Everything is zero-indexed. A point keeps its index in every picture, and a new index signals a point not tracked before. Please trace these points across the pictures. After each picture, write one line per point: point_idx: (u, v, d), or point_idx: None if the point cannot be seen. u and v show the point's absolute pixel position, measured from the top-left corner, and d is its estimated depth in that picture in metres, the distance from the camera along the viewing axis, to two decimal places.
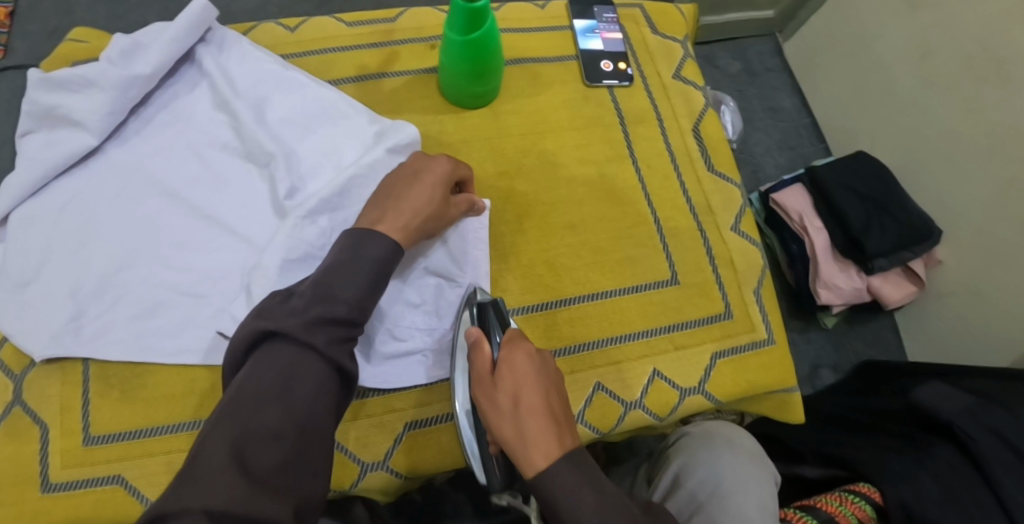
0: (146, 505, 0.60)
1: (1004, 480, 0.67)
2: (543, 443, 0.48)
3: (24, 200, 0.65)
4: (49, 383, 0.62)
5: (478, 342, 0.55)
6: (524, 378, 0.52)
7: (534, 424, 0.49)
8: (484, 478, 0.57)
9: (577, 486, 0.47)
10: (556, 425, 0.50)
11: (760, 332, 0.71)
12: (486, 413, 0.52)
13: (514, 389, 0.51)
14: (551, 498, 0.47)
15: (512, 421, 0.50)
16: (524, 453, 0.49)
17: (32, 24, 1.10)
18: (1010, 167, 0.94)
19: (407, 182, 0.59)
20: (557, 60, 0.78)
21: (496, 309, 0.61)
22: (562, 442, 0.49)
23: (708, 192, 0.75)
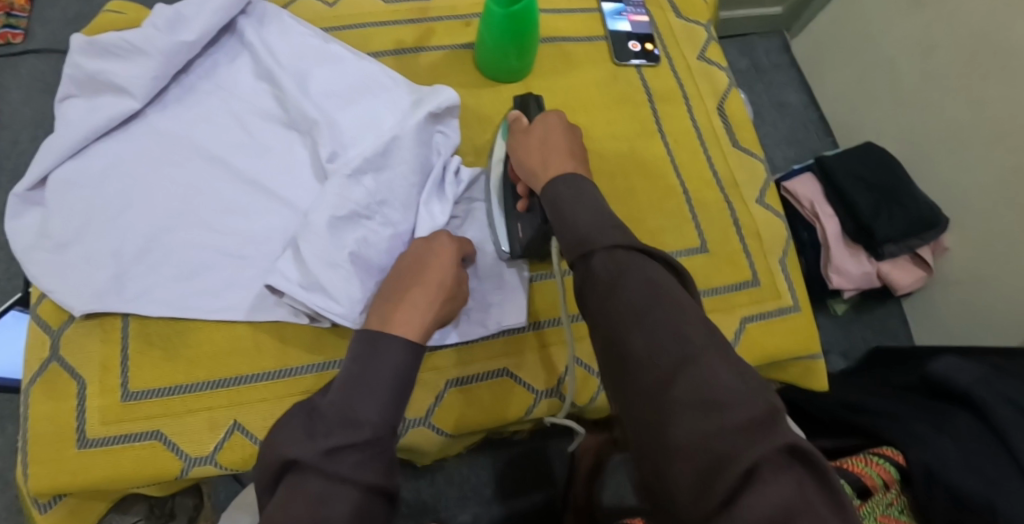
0: (185, 462, 0.59)
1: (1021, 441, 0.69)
2: (557, 165, 0.58)
3: (64, 161, 0.65)
4: (88, 340, 0.61)
5: (522, 117, 0.66)
6: (552, 129, 0.62)
7: (553, 156, 0.60)
8: (506, 246, 0.65)
9: (576, 189, 0.55)
10: (573, 161, 0.60)
11: (786, 300, 0.72)
12: (518, 156, 0.63)
13: (542, 140, 0.62)
14: (553, 196, 0.56)
15: (539, 155, 0.61)
16: (543, 171, 0.59)
17: (54, 11, 1.09)
18: (1015, 155, 0.97)
19: (409, 277, 0.58)
20: (586, 41, 0.79)
21: (537, 103, 0.69)
22: (575, 168, 0.59)
23: (733, 166, 0.76)
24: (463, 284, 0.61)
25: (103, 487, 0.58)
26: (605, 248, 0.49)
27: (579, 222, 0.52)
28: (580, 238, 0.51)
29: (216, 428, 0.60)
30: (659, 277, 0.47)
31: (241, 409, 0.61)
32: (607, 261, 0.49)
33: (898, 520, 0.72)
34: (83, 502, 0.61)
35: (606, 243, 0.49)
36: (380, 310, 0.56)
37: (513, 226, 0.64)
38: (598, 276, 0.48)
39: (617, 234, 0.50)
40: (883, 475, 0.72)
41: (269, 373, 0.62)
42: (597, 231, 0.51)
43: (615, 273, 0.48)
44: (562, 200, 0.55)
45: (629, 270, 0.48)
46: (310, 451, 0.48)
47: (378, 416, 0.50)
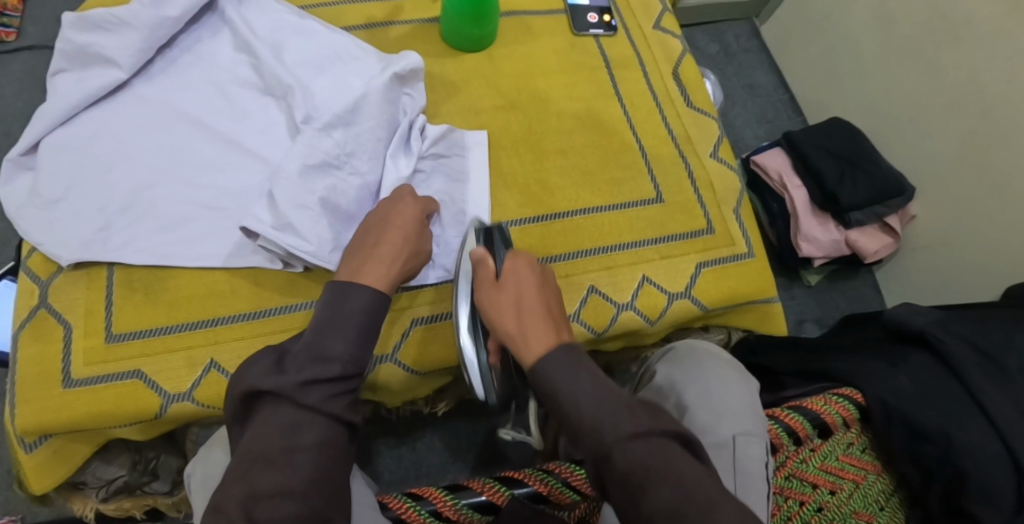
0: (164, 398, 0.63)
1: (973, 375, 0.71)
2: (541, 334, 0.55)
3: (56, 128, 0.70)
4: (75, 288, 0.66)
5: (485, 254, 0.61)
6: (525, 285, 0.59)
7: (533, 324, 0.56)
8: (481, 393, 0.60)
9: (571, 373, 0.52)
10: (553, 324, 0.57)
11: (740, 246, 0.76)
12: (488, 314, 0.58)
13: (517, 291, 0.58)
14: (548, 381, 0.52)
15: (514, 317, 0.56)
16: (525, 340, 0.55)
17: (43, 9, 1.16)
18: (973, 120, 1.01)
19: (378, 229, 0.63)
20: (546, 13, 0.83)
21: (501, 235, 0.67)
22: (559, 334, 0.56)
23: (687, 124, 0.80)
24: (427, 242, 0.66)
25: (87, 423, 0.62)
26: (620, 440, 0.47)
27: (585, 414, 0.50)
28: (590, 427, 0.49)
29: (193, 367, 0.64)
30: (678, 464, 0.45)
31: (217, 348, 0.64)
32: (627, 453, 0.46)
33: (857, 459, 0.68)
34: (68, 444, 0.64)
35: (630, 431, 0.47)
36: (349, 263, 0.60)
37: (487, 372, 0.60)
38: (622, 470, 0.46)
39: (630, 419, 0.48)
40: (843, 414, 0.68)
41: (244, 314, 0.66)
42: (608, 419, 0.49)
43: (644, 472, 0.45)
44: (560, 386, 0.51)
45: (648, 460, 0.46)
46: (284, 384, 0.52)
47: (347, 354, 0.55)
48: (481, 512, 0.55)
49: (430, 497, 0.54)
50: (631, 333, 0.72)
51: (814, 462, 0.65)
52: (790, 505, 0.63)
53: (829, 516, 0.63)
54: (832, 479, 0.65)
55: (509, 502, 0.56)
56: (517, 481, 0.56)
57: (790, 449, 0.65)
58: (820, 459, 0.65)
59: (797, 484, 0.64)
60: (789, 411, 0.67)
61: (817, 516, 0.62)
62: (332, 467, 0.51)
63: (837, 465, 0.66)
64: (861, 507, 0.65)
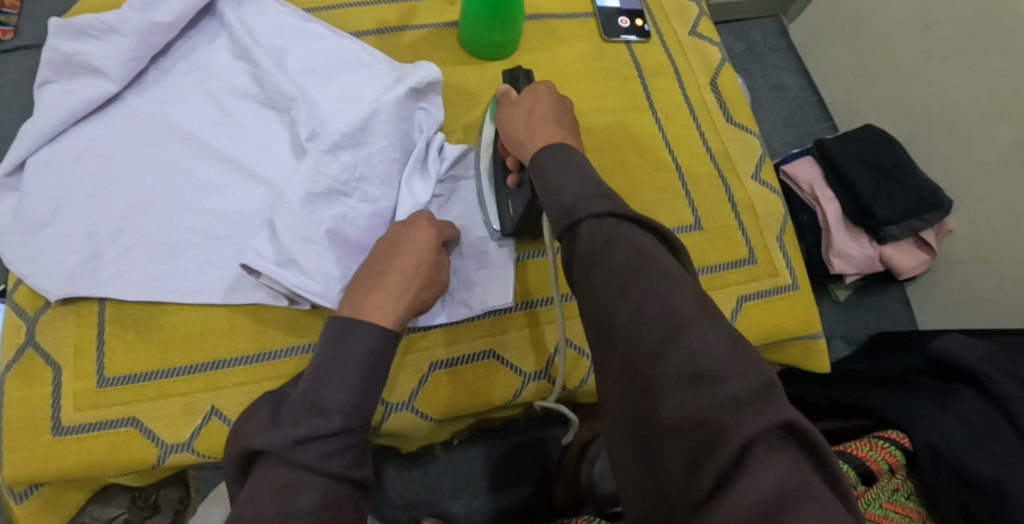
0: (161, 449, 0.58)
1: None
2: (545, 132, 0.56)
3: (41, 146, 0.64)
4: (63, 325, 0.60)
5: (511, 91, 0.63)
6: (540, 96, 0.59)
7: (539, 126, 0.57)
8: (496, 223, 0.64)
9: (563, 159, 0.52)
10: (562, 130, 0.57)
11: (784, 277, 0.70)
12: (504, 125, 0.60)
13: (531, 107, 0.59)
14: (536, 160, 0.53)
15: (525, 124, 0.58)
16: (529, 143, 0.56)
17: (43, 7, 1.08)
18: (1019, 131, 0.95)
19: (388, 256, 0.57)
20: (573, 17, 0.77)
21: (528, 77, 0.67)
22: (565, 137, 0.56)
23: (727, 141, 0.74)
24: (444, 270, 0.59)
25: (79, 476, 0.57)
26: (593, 216, 0.47)
27: (564, 196, 0.49)
28: (568, 205, 0.49)
29: (192, 414, 0.58)
30: (662, 262, 0.44)
31: (219, 394, 0.59)
32: (588, 228, 0.47)
33: (901, 505, 0.69)
34: (60, 491, 0.59)
35: (595, 211, 0.47)
36: (355, 297, 0.54)
37: (502, 202, 0.63)
38: (592, 254, 0.45)
39: (604, 204, 0.48)
40: (889, 460, 0.68)
41: (246, 357, 0.61)
42: (584, 199, 0.48)
43: (604, 244, 0.45)
44: (549, 172, 0.51)
45: (623, 252, 0.44)
46: (277, 440, 0.46)
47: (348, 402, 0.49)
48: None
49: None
50: None
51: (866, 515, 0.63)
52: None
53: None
54: None
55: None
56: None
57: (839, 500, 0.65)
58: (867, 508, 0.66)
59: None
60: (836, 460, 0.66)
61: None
62: None
63: (882, 512, 0.66)
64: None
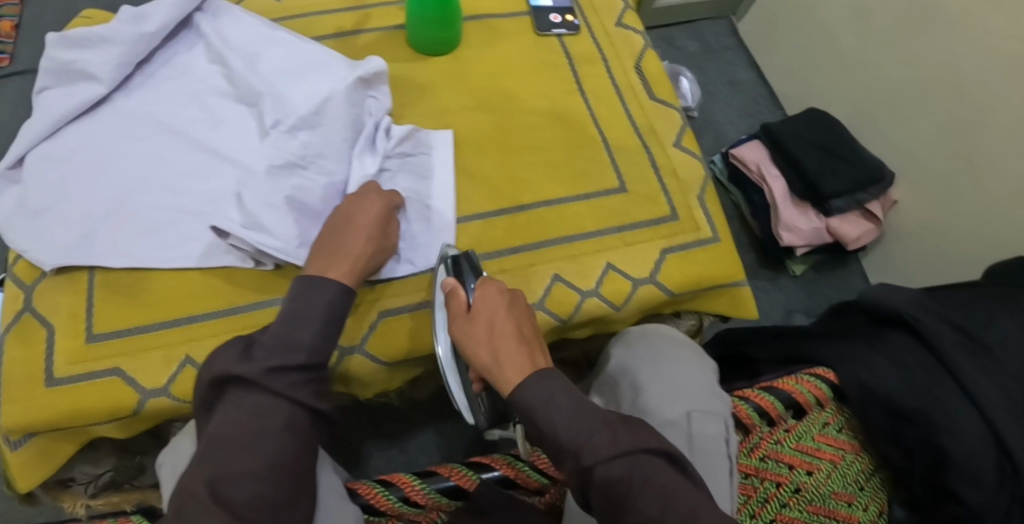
0: (141, 394, 0.65)
1: (951, 351, 0.68)
2: (514, 362, 0.54)
3: (40, 143, 0.73)
4: (58, 292, 0.68)
5: (457, 288, 0.61)
6: (497, 310, 0.58)
7: (508, 353, 0.55)
8: (471, 418, 0.63)
9: (547, 397, 0.52)
10: (524, 346, 0.56)
11: (705, 231, 0.77)
12: (464, 346, 0.58)
13: (489, 321, 0.57)
14: (523, 405, 0.53)
15: (487, 346, 0.56)
16: (499, 373, 0.55)
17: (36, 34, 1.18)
18: (948, 104, 1.01)
19: (343, 224, 0.64)
20: (510, 15, 0.86)
21: (470, 262, 0.65)
22: (535, 361, 0.56)
23: (651, 115, 0.82)
24: (392, 237, 0.67)
25: (69, 422, 0.64)
26: (601, 460, 0.48)
27: (560, 434, 0.50)
28: (571, 448, 0.50)
29: (169, 363, 0.66)
30: (662, 477, 0.47)
31: (191, 345, 0.67)
32: (607, 476, 0.47)
33: (834, 439, 0.70)
34: (52, 442, 0.67)
35: (601, 457, 0.48)
36: (318, 260, 0.61)
37: (473, 400, 0.63)
38: (605, 490, 0.47)
39: (606, 445, 0.49)
40: (814, 393, 0.69)
41: (218, 312, 0.69)
42: (586, 441, 0.49)
43: (623, 487, 0.47)
44: (535, 411, 0.52)
45: (636, 480, 0.47)
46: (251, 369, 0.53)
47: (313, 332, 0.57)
48: (450, 496, 0.59)
49: (401, 483, 0.58)
50: (598, 321, 0.73)
51: (788, 443, 0.67)
52: (767, 485, 0.65)
53: (807, 498, 0.65)
54: (807, 459, 0.66)
55: (479, 488, 0.59)
56: (484, 466, 0.61)
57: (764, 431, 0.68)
58: (794, 439, 0.67)
59: (774, 465, 0.66)
60: (759, 391, 0.69)
61: (794, 497, 0.64)
62: (299, 456, 0.52)
63: (813, 445, 0.68)
64: (840, 487, 0.67)
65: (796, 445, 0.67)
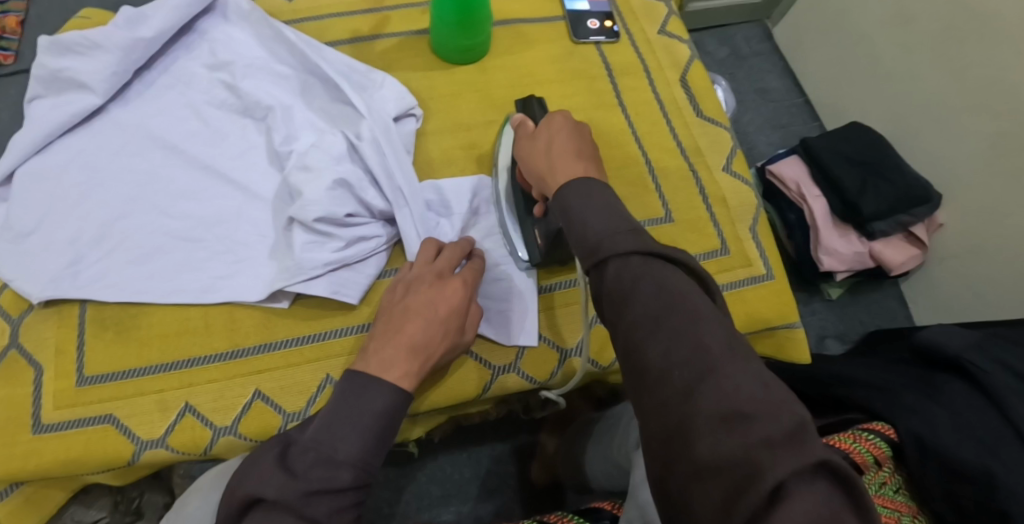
0: (137, 444, 0.58)
1: (1014, 403, 0.51)
2: (561, 164, 0.53)
3: (30, 157, 0.66)
4: (45, 327, 0.62)
5: (524, 118, 0.63)
6: (556, 130, 0.57)
7: (558, 159, 0.54)
8: (524, 254, 0.65)
9: (587, 192, 0.50)
10: (580, 158, 0.55)
11: (758, 267, 0.70)
12: (525, 163, 0.59)
13: (547, 136, 0.57)
14: (564, 203, 0.50)
15: (542, 158, 0.56)
16: (547, 175, 0.54)
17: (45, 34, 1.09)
18: (1002, 121, 0.94)
19: (356, 408, 0.51)
20: (544, 21, 0.79)
21: (540, 105, 0.67)
22: (585, 169, 0.53)
23: (697, 135, 0.76)
24: (468, 332, 0.60)
25: (55, 472, 0.58)
26: (617, 253, 0.45)
27: (587, 229, 0.47)
28: (592, 243, 0.46)
29: (167, 411, 0.59)
30: (672, 280, 0.43)
31: (192, 391, 0.60)
32: (627, 269, 0.44)
33: (891, 500, 0.53)
34: (40, 490, 0.62)
35: (621, 249, 0.45)
36: (376, 355, 0.55)
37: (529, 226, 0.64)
38: (624, 320, 0.43)
39: (630, 238, 0.45)
40: (873, 452, 0.52)
41: (219, 355, 0.61)
42: (611, 236, 0.46)
43: (631, 282, 0.43)
44: (567, 204, 0.50)
45: (645, 278, 0.43)
46: (288, 491, 0.47)
47: (330, 517, 0.48)
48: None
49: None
50: None
51: None
52: None
53: None
54: None
55: None
56: None
57: None
58: None
59: None
60: None
61: None
62: None
63: (874, 512, 0.50)
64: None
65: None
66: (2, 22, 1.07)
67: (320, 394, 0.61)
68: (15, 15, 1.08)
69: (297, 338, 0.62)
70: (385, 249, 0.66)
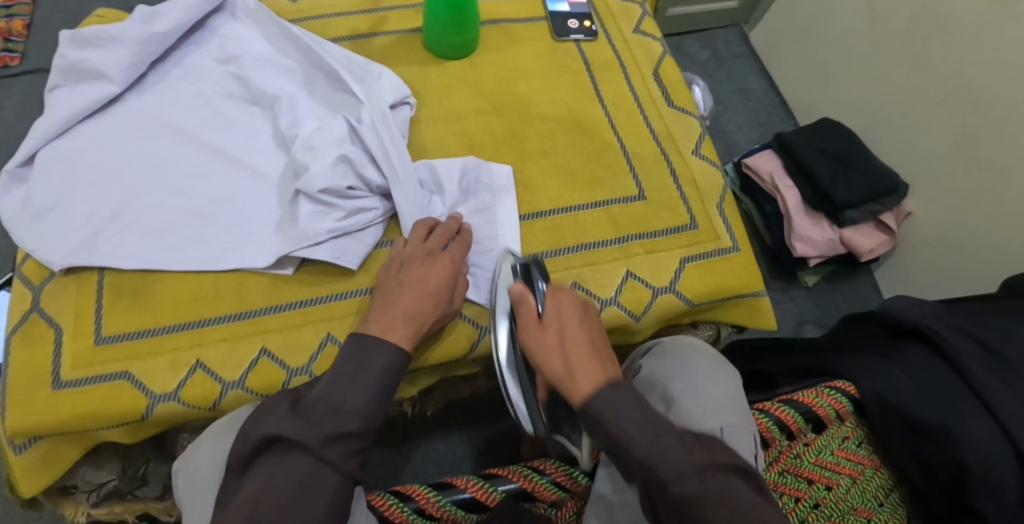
0: (150, 398, 0.63)
1: (969, 364, 0.59)
2: (589, 372, 0.54)
3: (51, 141, 0.71)
4: (65, 294, 0.67)
5: (526, 292, 0.62)
6: (569, 320, 0.58)
7: (581, 361, 0.55)
8: (530, 426, 0.61)
9: (620, 406, 0.51)
10: (601, 360, 0.56)
11: (725, 241, 0.75)
12: (534, 357, 0.58)
13: (561, 332, 0.58)
14: (599, 412, 0.51)
15: (560, 359, 0.56)
16: (571, 382, 0.54)
17: (47, 34, 1.17)
18: (963, 115, 1.00)
19: (363, 375, 0.56)
20: (528, 20, 0.86)
21: (538, 268, 0.67)
22: (607, 372, 0.55)
23: (670, 123, 0.82)
24: (457, 302, 0.66)
25: (74, 425, 0.62)
26: (675, 475, 0.46)
27: (634, 445, 0.48)
28: (643, 470, 0.47)
29: (179, 367, 0.64)
30: (737, 501, 0.45)
31: (203, 349, 0.65)
32: (682, 492, 0.45)
33: (854, 453, 0.59)
34: (56, 447, 0.65)
35: (676, 470, 0.46)
36: (379, 320, 0.60)
37: (536, 406, 0.61)
38: (676, 501, 0.45)
39: (681, 458, 0.47)
40: (836, 407, 0.59)
41: (228, 316, 0.66)
42: (660, 458, 0.47)
43: (697, 501, 0.45)
44: (607, 418, 0.50)
45: (704, 503, 0.45)
46: (306, 433, 0.51)
47: (346, 462, 0.51)
48: (468, 509, 0.52)
49: (415, 495, 0.51)
50: (615, 330, 0.72)
51: (808, 457, 0.57)
52: (785, 501, 0.55)
53: (827, 514, 0.55)
54: (827, 474, 0.56)
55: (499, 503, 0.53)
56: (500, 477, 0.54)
57: (782, 444, 0.58)
58: (815, 453, 0.57)
59: (791, 479, 0.56)
60: (779, 403, 0.59)
61: (813, 514, 0.55)
62: None
63: (834, 460, 0.57)
64: (860, 502, 0.57)
65: (816, 460, 0.56)
66: (8, 25, 1.14)
67: (323, 351, 0.66)
68: (20, 19, 1.16)
69: (301, 302, 0.68)
70: (381, 221, 0.71)
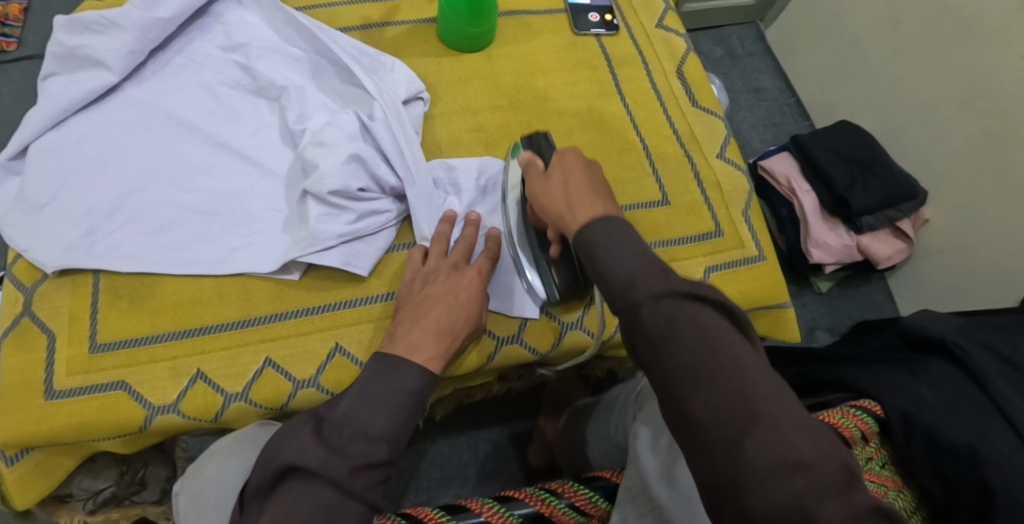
0: (148, 410, 0.60)
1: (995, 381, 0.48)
2: (583, 205, 0.53)
3: (45, 132, 0.67)
4: (59, 295, 0.63)
5: (535, 159, 0.63)
6: (569, 169, 0.57)
7: (577, 198, 0.54)
8: (542, 293, 0.65)
9: (609, 231, 0.49)
10: (599, 197, 0.54)
11: (750, 249, 0.72)
12: (539, 202, 0.58)
13: (561, 177, 0.57)
14: (587, 238, 0.50)
15: (558, 199, 0.56)
16: (566, 215, 0.54)
17: (45, 20, 1.12)
18: (986, 120, 0.97)
19: (388, 396, 0.52)
20: (547, 13, 0.82)
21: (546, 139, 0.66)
22: (605, 207, 0.53)
23: (693, 124, 0.78)
24: (485, 315, 0.62)
25: (68, 437, 0.59)
26: (651, 297, 0.44)
27: (618, 263, 0.47)
28: (624, 282, 0.46)
29: (179, 377, 0.61)
30: (708, 326, 0.42)
31: (205, 358, 0.62)
32: (658, 310, 0.43)
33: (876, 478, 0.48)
34: (51, 457, 0.62)
35: (655, 291, 0.44)
36: (405, 337, 0.56)
37: (547, 265, 0.64)
38: (649, 327, 0.43)
39: (659, 281, 0.45)
40: (861, 429, 0.47)
41: (232, 323, 0.63)
42: (641, 277, 0.45)
43: (667, 327, 0.42)
44: (592, 242, 0.49)
45: (678, 322, 0.42)
46: (331, 465, 0.47)
47: (371, 494, 0.48)
48: None
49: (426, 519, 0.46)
50: None
51: None
52: None
53: None
54: None
55: None
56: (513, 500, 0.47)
57: None
58: None
59: None
60: None
61: None
62: None
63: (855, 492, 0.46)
64: None
65: None
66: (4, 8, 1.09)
67: (331, 361, 0.63)
68: (17, 3, 1.10)
69: (307, 309, 0.64)
70: (394, 224, 0.68)
